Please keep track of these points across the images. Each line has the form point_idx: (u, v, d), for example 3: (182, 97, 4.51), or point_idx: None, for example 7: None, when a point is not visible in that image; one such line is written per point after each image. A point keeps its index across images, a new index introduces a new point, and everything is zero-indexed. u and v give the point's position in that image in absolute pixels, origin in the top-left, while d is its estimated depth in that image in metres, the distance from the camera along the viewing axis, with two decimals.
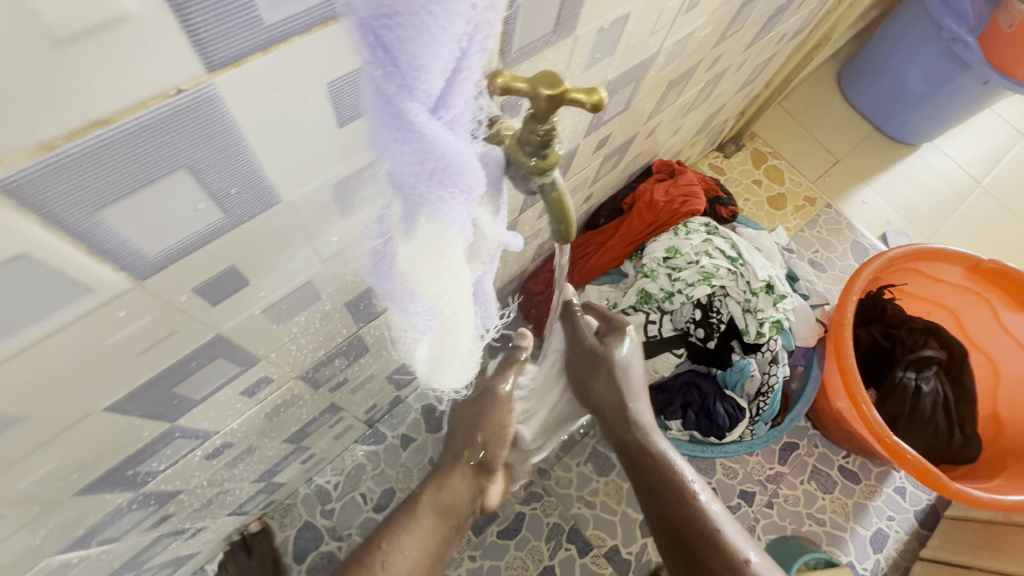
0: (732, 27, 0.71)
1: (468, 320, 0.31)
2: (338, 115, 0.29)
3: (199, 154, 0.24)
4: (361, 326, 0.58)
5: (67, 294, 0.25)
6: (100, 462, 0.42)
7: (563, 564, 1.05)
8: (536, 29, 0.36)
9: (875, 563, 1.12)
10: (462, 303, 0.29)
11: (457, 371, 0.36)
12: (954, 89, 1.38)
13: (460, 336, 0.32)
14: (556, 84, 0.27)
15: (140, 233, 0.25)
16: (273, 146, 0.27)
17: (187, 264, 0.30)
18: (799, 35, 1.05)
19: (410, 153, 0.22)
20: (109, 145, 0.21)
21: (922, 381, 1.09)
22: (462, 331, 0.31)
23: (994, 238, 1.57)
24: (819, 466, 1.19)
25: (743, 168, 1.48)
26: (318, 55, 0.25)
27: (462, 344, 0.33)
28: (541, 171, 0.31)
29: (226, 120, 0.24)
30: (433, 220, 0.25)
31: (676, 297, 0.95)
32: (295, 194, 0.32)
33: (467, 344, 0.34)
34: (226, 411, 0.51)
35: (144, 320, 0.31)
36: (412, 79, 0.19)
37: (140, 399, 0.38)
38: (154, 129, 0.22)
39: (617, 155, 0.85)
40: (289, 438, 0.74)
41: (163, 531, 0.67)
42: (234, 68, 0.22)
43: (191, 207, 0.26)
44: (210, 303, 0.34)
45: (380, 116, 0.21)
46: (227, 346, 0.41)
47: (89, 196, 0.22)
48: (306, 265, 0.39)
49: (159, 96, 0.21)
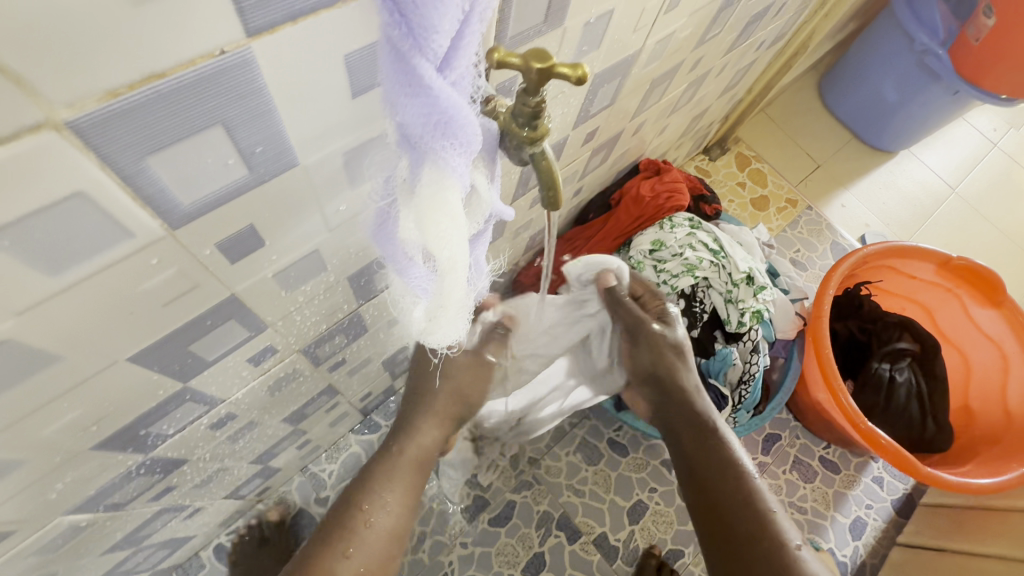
0: (711, 30, 0.76)
1: (463, 271, 0.35)
2: (353, 86, 0.32)
3: (233, 111, 0.28)
4: (362, 303, 0.61)
5: (111, 236, 0.29)
6: (118, 417, 0.44)
7: (552, 551, 1.07)
8: (529, 18, 0.40)
9: (854, 550, 1.16)
10: (460, 253, 0.33)
11: (453, 323, 0.40)
12: (926, 98, 1.45)
13: (457, 286, 0.35)
14: (545, 59, 0.31)
15: (176, 182, 0.29)
16: (295, 110, 0.31)
17: (213, 218, 0.33)
18: (778, 42, 1.10)
19: (418, 106, 0.25)
20: (162, 97, 0.24)
21: (896, 372, 1.15)
22: (459, 280, 0.35)
23: (967, 242, 1.64)
24: (800, 457, 1.23)
25: (727, 171, 1.53)
26: (342, 28, 0.28)
27: (456, 297, 0.37)
28: (532, 141, 0.35)
29: (258, 82, 0.27)
30: (437, 170, 0.29)
31: (662, 288, 1.01)
32: (310, 158, 0.35)
33: (462, 295, 0.37)
34: (232, 378, 0.54)
35: (171, 271, 0.34)
36: (424, 39, 0.23)
37: (158, 353, 0.41)
38: (199, 84, 0.25)
39: (605, 150, 0.89)
40: (287, 417, 0.76)
41: (165, 504, 0.69)
42: (269, 34, 0.26)
43: (221, 161, 0.30)
44: (228, 261, 0.38)
45: (396, 72, 0.24)
46: (240, 308, 0.44)
47: (140, 143, 0.26)
48: (315, 232, 0.43)
49: (207, 55, 0.24)
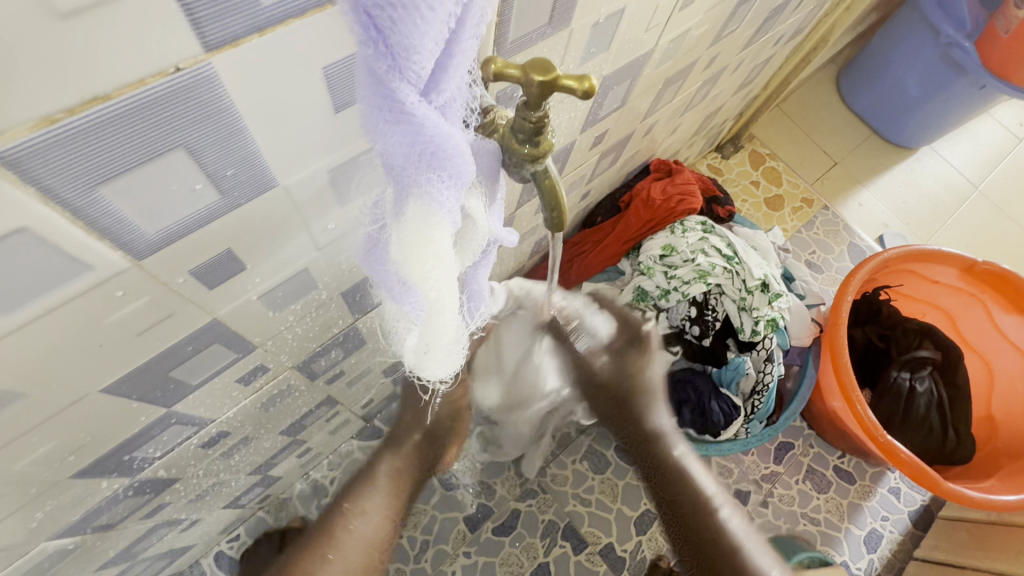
0: (728, 25, 0.71)
1: (453, 307, 0.33)
2: (335, 100, 0.29)
3: (196, 133, 0.25)
4: (357, 318, 0.58)
5: (65, 271, 0.26)
6: (96, 446, 0.42)
7: (557, 561, 1.05)
8: (532, 20, 0.37)
9: (869, 563, 1.12)
10: (448, 291, 0.31)
11: (444, 359, 0.37)
12: (951, 93, 1.39)
13: (447, 320, 0.33)
14: (548, 70, 0.28)
15: (136, 211, 0.26)
16: (270, 127, 0.28)
17: (184, 246, 0.30)
18: (797, 37, 1.05)
19: (400, 135, 0.23)
20: (107, 121, 0.22)
21: (916, 382, 1.10)
22: (448, 315, 0.32)
23: (991, 242, 1.58)
24: (814, 466, 1.19)
25: (741, 169, 1.48)
26: (314, 41, 0.25)
27: (447, 334, 0.34)
28: (534, 158, 0.32)
29: (224, 99, 0.24)
30: (421, 203, 0.26)
31: (672, 295, 0.97)
32: (292, 177, 0.32)
33: (453, 330, 0.35)
34: (222, 399, 0.51)
35: (141, 302, 0.32)
36: (403, 59, 0.20)
37: (135, 383, 0.38)
38: (153, 105, 0.22)
39: (615, 152, 0.85)
40: (284, 430, 0.74)
41: (159, 520, 0.67)
42: (232, 48, 0.23)
43: (188, 186, 0.27)
44: (206, 286, 0.35)
45: (374, 97, 0.22)
46: (224, 332, 0.41)
47: (87, 171, 0.23)
48: (302, 252, 0.40)
49: (160, 73, 0.22)
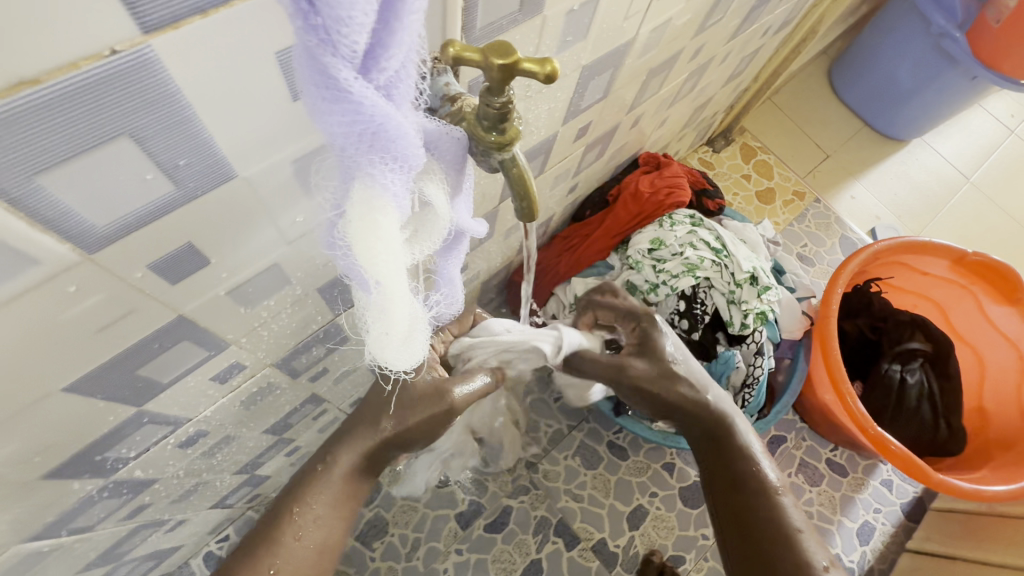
0: (713, 15, 0.71)
1: (405, 295, 0.32)
2: (290, 87, 0.28)
3: (141, 120, 0.24)
4: (337, 314, 0.58)
5: (10, 265, 0.25)
6: (64, 446, 0.41)
7: (550, 558, 1.04)
8: (501, 7, 0.36)
9: (862, 556, 1.12)
10: (398, 278, 0.30)
11: (401, 350, 0.36)
12: (942, 84, 1.38)
13: (398, 308, 0.32)
14: (508, 54, 0.27)
15: (82, 203, 0.25)
16: (222, 114, 0.27)
17: (139, 239, 0.29)
18: (786, 27, 1.05)
19: (339, 115, 0.22)
20: (38, 108, 0.21)
21: (907, 373, 1.10)
22: (400, 304, 0.32)
23: (983, 233, 1.57)
24: (807, 459, 1.19)
25: (732, 163, 1.48)
26: (262, 24, 0.24)
27: (400, 324, 0.34)
28: (500, 146, 0.31)
29: (168, 86, 0.24)
30: (367, 186, 0.25)
31: (661, 288, 0.97)
32: (252, 169, 0.31)
33: (407, 318, 0.34)
34: (198, 397, 0.50)
35: (97, 298, 0.31)
36: (335, 32, 0.20)
37: (99, 381, 0.38)
38: (90, 90, 0.22)
39: (601, 145, 0.85)
40: (269, 429, 0.73)
41: (141, 521, 0.66)
42: (172, 30, 0.22)
43: (137, 177, 0.26)
44: (169, 282, 0.34)
45: (308, 73, 0.21)
46: (193, 329, 0.40)
47: (23, 160, 0.22)
48: (272, 246, 0.39)
49: (93, 57, 0.21)
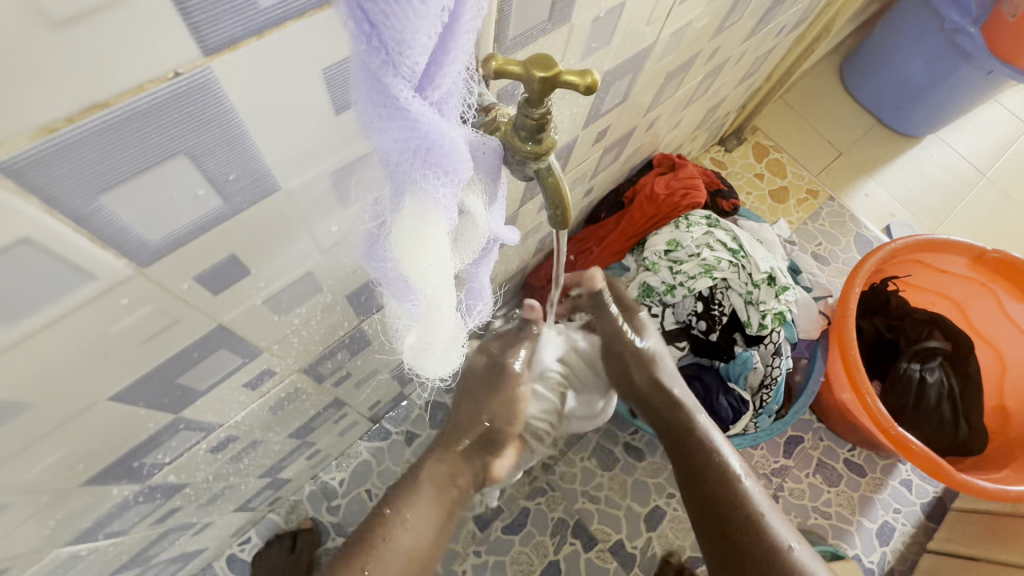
0: (730, 17, 0.71)
1: (450, 304, 0.32)
2: (334, 101, 0.29)
3: (196, 139, 0.25)
4: (362, 320, 0.58)
5: (70, 280, 0.26)
6: (105, 453, 0.42)
7: (568, 559, 1.04)
8: (532, 17, 0.37)
9: (882, 557, 1.11)
10: (445, 287, 0.30)
11: (442, 358, 0.37)
12: (957, 80, 1.37)
13: (444, 317, 0.33)
14: (549, 66, 0.27)
15: (138, 219, 0.26)
16: (270, 130, 0.27)
17: (188, 252, 0.30)
18: (800, 26, 1.04)
19: (395, 131, 0.23)
20: (105, 130, 0.21)
21: (926, 372, 1.09)
22: (445, 313, 0.32)
23: (1000, 229, 1.56)
24: (825, 460, 1.18)
25: (745, 162, 1.47)
26: (313, 41, 0.25)
27: (444, 333, 0.34)
28: (537, 155, 0.31)
29: (223, 105, 0.24)
30: (418, 200, 0.26)
31: (678, 290, 0.97)
32: (293, 182, 0.32)
33: (451, 327, 0.34)
34: (230, 404, 0.51)
35: (145, 310, 0.31)
36: (396, 54, 0.20)
37: (142, 390, 0.38)
38: (152, 112, 0.22)
39: (617, 147, 0.85)
40: (293, 433, 0.74)
41: (171, 524, 0.67)
42: (231, 52, 0.23)
43: (190, 193, 0.27)
44: (212, 293, 0.35)
45: (368, 93, 0.22)
46: (230, 337, 0.41)
47: (88, 179, 0.23)
48: (306, 255, 0.39)
49: (158, 80, 0.21)
